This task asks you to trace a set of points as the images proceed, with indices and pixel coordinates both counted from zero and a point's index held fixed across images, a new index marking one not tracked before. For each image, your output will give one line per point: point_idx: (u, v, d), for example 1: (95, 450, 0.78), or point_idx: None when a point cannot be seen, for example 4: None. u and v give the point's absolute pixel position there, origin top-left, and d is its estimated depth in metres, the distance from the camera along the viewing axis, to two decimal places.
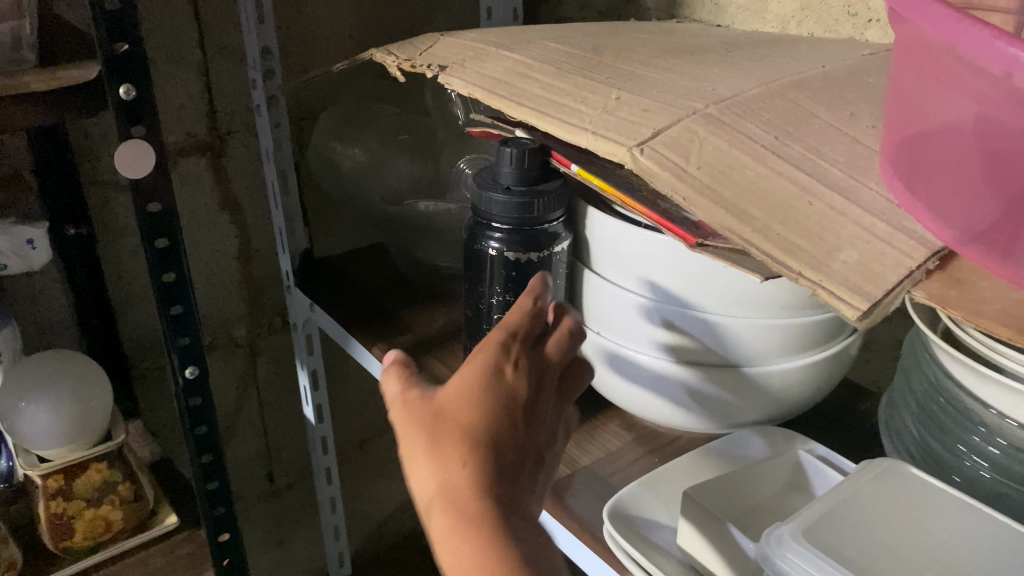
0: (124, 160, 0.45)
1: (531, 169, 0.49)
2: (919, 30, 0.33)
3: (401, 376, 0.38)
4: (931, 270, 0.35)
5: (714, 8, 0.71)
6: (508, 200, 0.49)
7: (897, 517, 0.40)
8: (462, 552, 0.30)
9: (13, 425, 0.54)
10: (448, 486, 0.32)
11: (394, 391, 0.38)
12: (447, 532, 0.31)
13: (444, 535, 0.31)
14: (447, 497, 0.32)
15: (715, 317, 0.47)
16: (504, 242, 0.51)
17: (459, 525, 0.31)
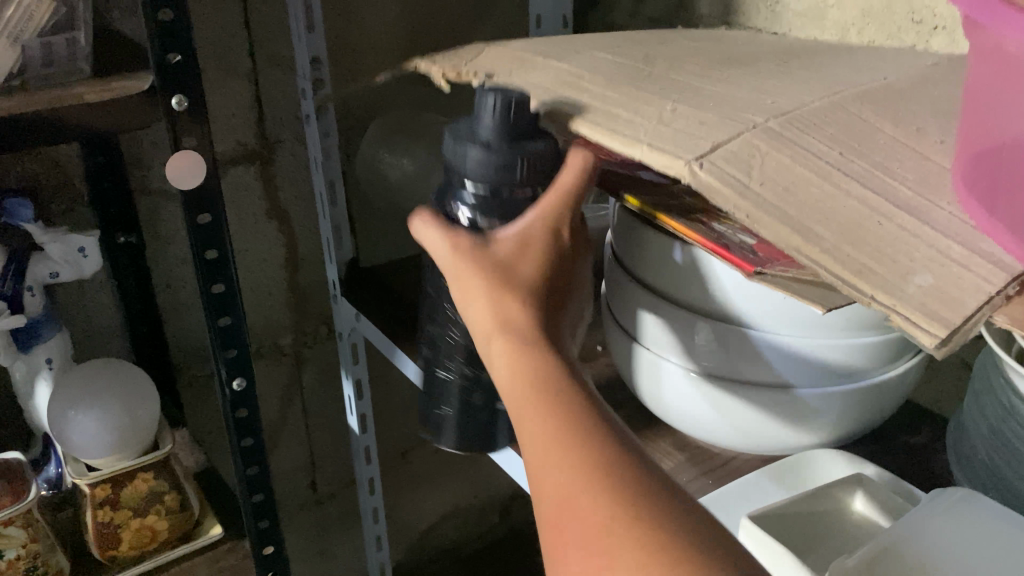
0: (177, 171, 0.45)
1: (511, 127, 0.45)
2: (999, 36, 0.31)
3: (437, 224, 0.44)
4: (1011, 295, 0.32)
5: (771, 15, 0.69)
6: (482, 168, 0.46)
7: (964, 550, 0.38)
8: (519, 360, 0.36)
9: (62, 432, 0.54)
10: (507, 321, 0.38)
11: (432, 235, 0.44)
12: (508, 361, 0.37)
13: (505, 362, 0.37)
14: (503, 317, 0.38)
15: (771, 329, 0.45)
16: (476, 206, 0.46)
17: (520, 360, 0.36)
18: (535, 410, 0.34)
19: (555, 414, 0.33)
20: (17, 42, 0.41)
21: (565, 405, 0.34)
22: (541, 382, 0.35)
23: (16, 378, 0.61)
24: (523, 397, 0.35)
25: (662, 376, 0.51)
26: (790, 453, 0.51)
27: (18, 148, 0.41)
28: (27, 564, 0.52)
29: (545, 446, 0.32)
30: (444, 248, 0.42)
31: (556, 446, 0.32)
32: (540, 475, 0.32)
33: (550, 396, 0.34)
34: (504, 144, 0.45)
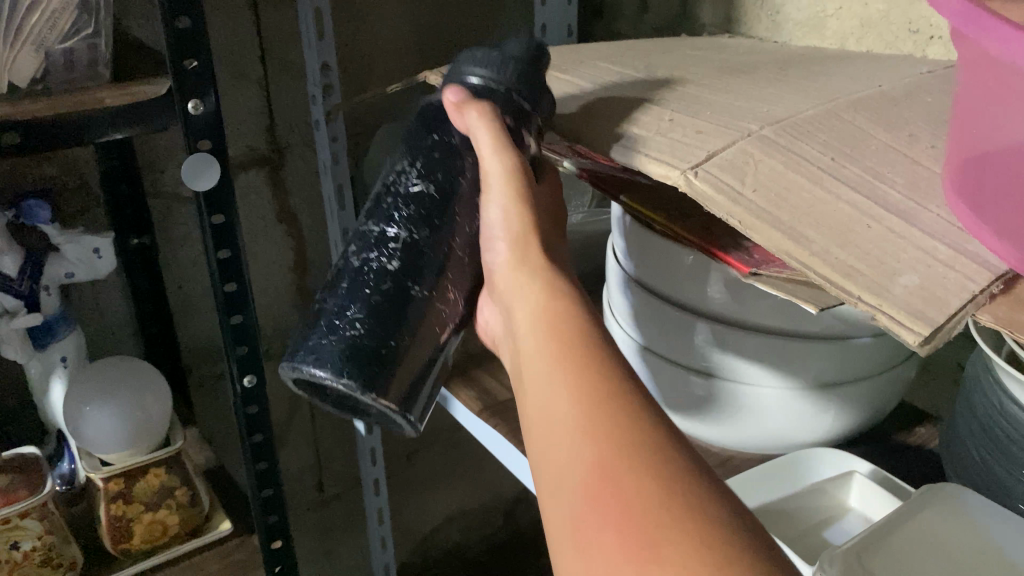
0: (192, 173, 0.47)
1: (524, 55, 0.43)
2: (983, 50, 0.32)
3: (502, 118, 0.41)
4: (996, 294, 0.34)
5: (772, 25, 0.71)
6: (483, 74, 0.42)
7: (953, 544, 0.39)
8: (559, 325, 0.35)
9: (77, 428, 0.56)
10: (545, 266, 0.39)
11: (487, 131, 0.40)
12: (542, 324, 0.36)
13: (541, 320, 0.36)
14: (537, 261, 0.39)
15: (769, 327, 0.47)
16: (476, 92, 0.41)
17: (559, 322, 0.35)
18: (574, 377, 0.32)
19: (597, 385, 0.32)
20: (41, 50, 0.43)
21: (611, 376, 0.32)
22: (584, 350, 0.34)
23: (33, 376, 0.62)
24: (561, 359, 0.33)
25: (662, 375, 0.53)
26: (784, 450, 0.53)
27: (56, 150, 0.45)
28: (41, 556, 0.54)
29: (584, 419, 0.31)
30: (500, 146, 0.40)
31: (601, 417, 0.30)
32: (571, 449, 0.30)
33: (595, 364, 0.33)
34: (514, 64, 0.42)
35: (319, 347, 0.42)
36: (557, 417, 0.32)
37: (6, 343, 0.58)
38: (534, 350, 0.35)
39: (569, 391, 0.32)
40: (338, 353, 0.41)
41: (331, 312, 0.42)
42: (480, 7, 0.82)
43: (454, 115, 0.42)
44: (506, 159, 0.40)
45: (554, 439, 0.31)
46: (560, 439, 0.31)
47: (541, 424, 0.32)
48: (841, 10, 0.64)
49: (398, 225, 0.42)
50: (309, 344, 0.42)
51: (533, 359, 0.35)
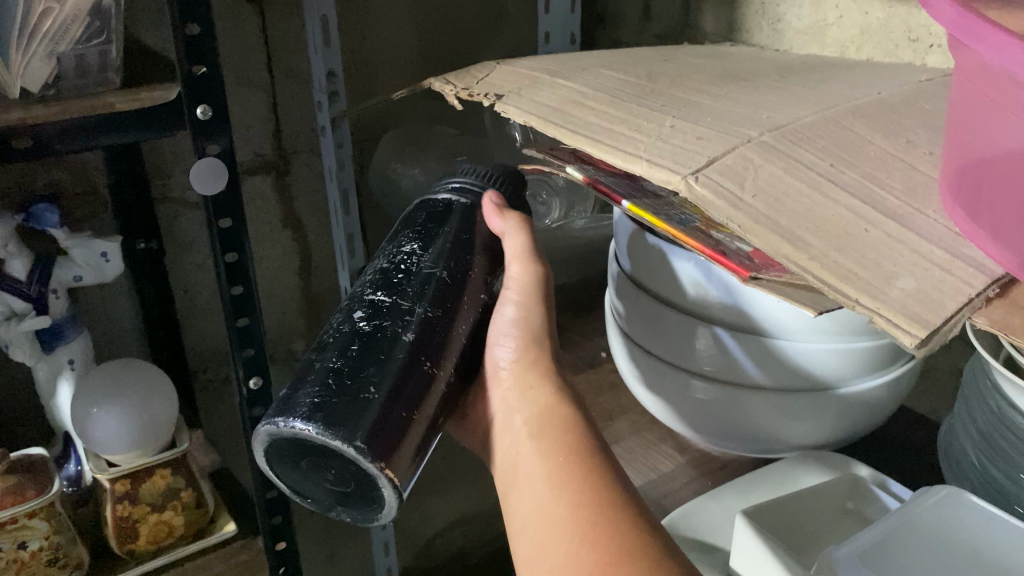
0: (200, 177, 0.48)
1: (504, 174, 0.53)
2: (979, 58, 0.33)
3: (531, 230, 0.49)
4: (992, 297, 0.34)
5: (773, 33, 0.71)
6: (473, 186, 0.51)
7: (949, 548, 0.39)
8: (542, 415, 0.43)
9: (85, 429, 0.56)
10: (548, 378, 0.45)
11: (516, 245, 0.48)
12: (548, 437, 0.41)
13: (545, 436, 0.41)
14: (544, 371, 0.45)
15: (766, 332, 0.47)
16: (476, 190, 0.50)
17: (561, 438, 0.41)
18: (576, 490, 0.38)
19: (594, 498, 0.37)
20: (54, 54, 0.44)
21: (607, 492, 0.37)
22: (585, 466, 0.39)
23: (40, 378, 0.62)
24: (565, 474, 0.39)
25: (664, 379, 0.53)
26: (785, 454, 0.53)
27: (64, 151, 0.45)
28: (48, 556, 0.54)
29: (583, 527, 0.36)
30: (524, 257, 0.48)
31: (597, 528, 0.35)
32: (569, 554, 0.35)
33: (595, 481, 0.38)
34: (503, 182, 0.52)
35: (310, 401, 0.38)
36: (558, 525, 0.37)
37: (15, 346, 0.59)
38: (538, 461, 0.40)
39: (569, 503, 0.37)
40: (332, 407, 0.38)
41: (326, 371, 0.40)
42: (484, 16, 0.83)
43: (491, 212, 0.49)
44: (526, 249, 0.48)
45: (553, 543, 0.36)
46: (559, 545, 0.36)
47: (541, 530, 0.37)
48: (842, 18, 0.65)
49: (402, 298, 0.43)
50: (300, 403, 0.39)
51: (537, 469, 0.40)
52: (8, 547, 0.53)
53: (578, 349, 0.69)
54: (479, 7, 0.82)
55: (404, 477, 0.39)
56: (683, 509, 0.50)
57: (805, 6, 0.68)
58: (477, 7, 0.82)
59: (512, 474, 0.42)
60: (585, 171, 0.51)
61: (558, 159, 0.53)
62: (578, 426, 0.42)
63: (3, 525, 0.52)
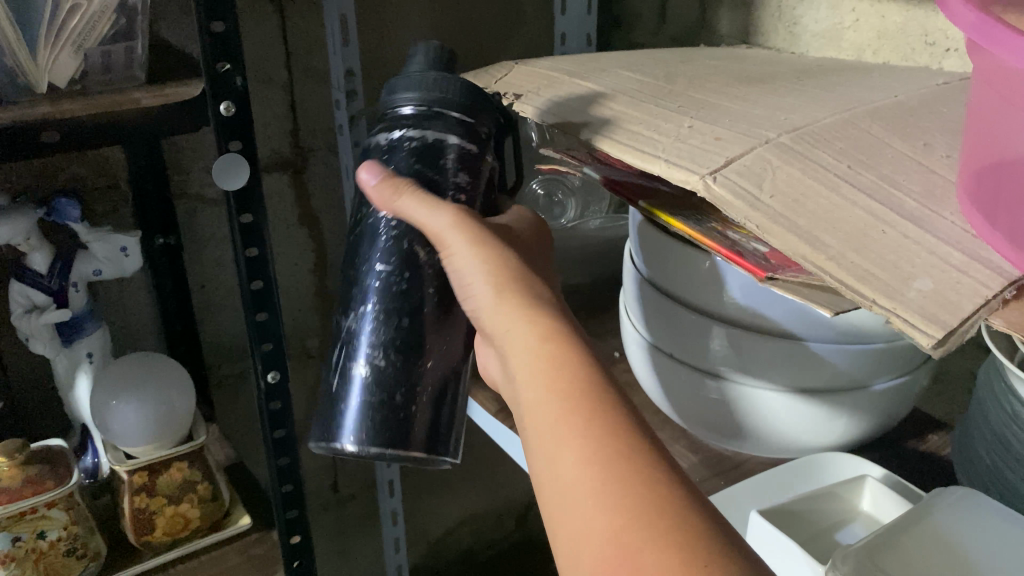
0: (224, 173, 0.49)
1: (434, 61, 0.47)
2: (998, 61, 0.33)
3: (412, 187, 0.43)
4: (1008, 299, 0.34)
5: (789, 36, 0.72)
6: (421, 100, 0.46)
7: (963, 547, 0.39)
8: (536, 356, 0.36)
9: (103, 421, 0.57)
10: (536, 306, 0.37)
11: (414, 210, 0.42)
12: (549, 383, 0.35)
13: (539, 378, 0.35)
14: (526, 304, 0.37)
15: (768, 330, 0.48)
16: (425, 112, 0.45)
17: (562, 378, 0.35)
18: (587, 434, 0.32)
19: (605, 450, 0.32)
20: (81, 50, 0.44)
21: (622, 436, 0.32)
22: (599, 407, 0.33)
23: (59, 372, 0.62)
24: (566, 418, 0.33)
25: (679, 378, 0.53)
26: (799, 455, 0.54)
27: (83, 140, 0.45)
28: (67, 545, 0.55)
29: (603, 480, 0.31)
30: (431, 206, 0.41)
31: (613, 486, 0.31)
32: (589, 508, 0.31)
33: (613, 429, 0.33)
34: (446, 83, 0.46)
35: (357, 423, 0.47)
36: (565, 486, 0.32)
37: (35, 338, 0.59)
38: (540, 397, 0.35)
39: (579, 455, 0.32)
40: (381, 423, 0.47)
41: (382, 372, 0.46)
42: (501, 16, 0.84)
43: (369, 190, 0.44)
44: (428, 209, 0.42)
45: (566, 506, 0.31)
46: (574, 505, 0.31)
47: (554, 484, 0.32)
48: (858, 22, 0.65)
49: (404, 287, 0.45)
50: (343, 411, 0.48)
51: (540, 408, 0.34)
52: (27, 535, 0.53)
53: (592, 349, 0.69)
54: (497, 7, 0.83)
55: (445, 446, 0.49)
56: None
57: (821, 9, 0.68)
58: (495, 8, 0.83)
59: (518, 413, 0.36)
60: (600, 170, 0.53)
61: (573, 159, 0.54)
62: (582, 357, 0.35)
63: (22, 515, 0.53)
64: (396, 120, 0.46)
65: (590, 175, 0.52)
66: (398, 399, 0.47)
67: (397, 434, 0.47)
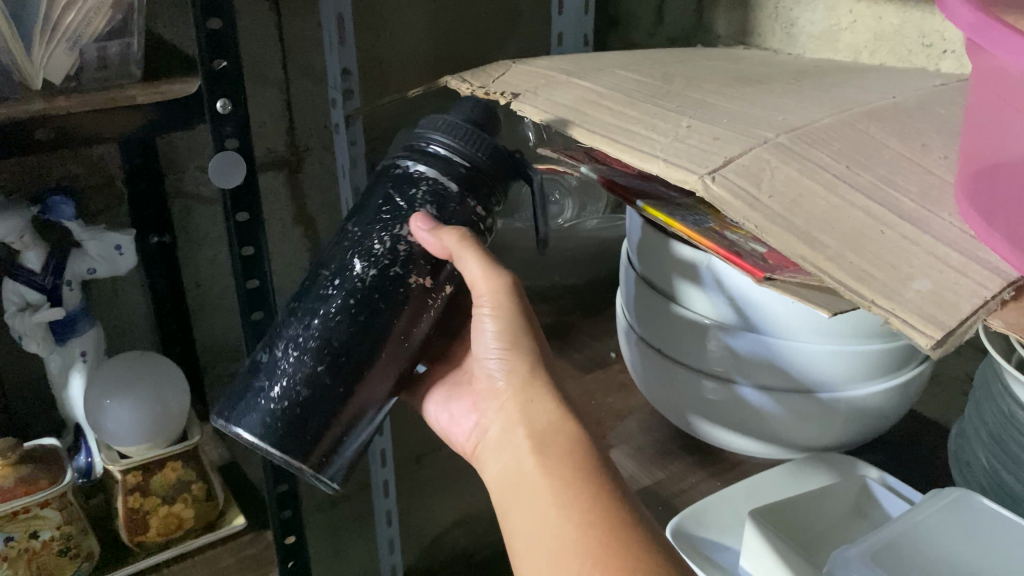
0: (220, 172, 0.49)
1: (479, 117, 0.52)
2: (999, 62, 0.33)
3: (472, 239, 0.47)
4: (1006, 300, 0.34)
5: (786, 38, 0.72)
6: (457, 152, 0.49)
7: (960, 552, 0.39)
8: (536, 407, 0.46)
9: (98, 421, 0.57)
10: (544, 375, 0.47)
11: (476, 266, 0.46)
12: (549, 455, 0.43)
13: (531, 434, 0.45)
14: (541, 385, 0.47)
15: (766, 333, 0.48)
16: (448, 165, 0.49)
17: (558, 445, 0.43)
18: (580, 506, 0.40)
19: (600, 514, 0.40)
20: (76, 46, 0.44)
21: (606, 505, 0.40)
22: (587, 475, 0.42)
23: (52, 370, 0.62)
24: (568, 491, 0.41)
25: (674, 378, 0.53)
26: (792, 457, 0.54)
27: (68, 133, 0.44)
28: (60, 545, 0.55)
29: (588, 547, 0.38)
30: (490, 275, 0.47)
31: (594, 553, 0.38)
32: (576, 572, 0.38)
33: (600, 494, 0.41)
34: (484, 146, 0.50)
35: (257, 410, 0.48)
36: (563, 542, 0.39)
37: (27, 337, 0.59)
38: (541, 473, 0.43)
39: (577, 520, 0.40)
40: (282, 429, 0.47)
41: (274, 408, 0.47)
42: (498, 16, 0.84)
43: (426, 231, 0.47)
44: (486, 268, 0.47)
45: (558, 560, 0.39)
46: (569, 562, 0.38)
47: (541, 533, 0.41)
48: (855, 23, 0.65)
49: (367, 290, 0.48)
50: (248, 404, 0.49)
51: (540, 481, 0.43)
52: (20, 535, 0.53)
53: (588, 350, 0.69)
54: (493, 8, 0.83)
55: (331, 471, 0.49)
56: (692, 508, 0.50)
57: (819, 11, 0.68)
58: (491, 8, 0.83)
59: (515, 477, 0.45)
60: (597, 170, 0.53)
61: (572, 159, 0.54)
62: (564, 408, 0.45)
63: (15, 514, 0.52)
64: (426, 159, 0.49)
65: (586, 173, 0.53)
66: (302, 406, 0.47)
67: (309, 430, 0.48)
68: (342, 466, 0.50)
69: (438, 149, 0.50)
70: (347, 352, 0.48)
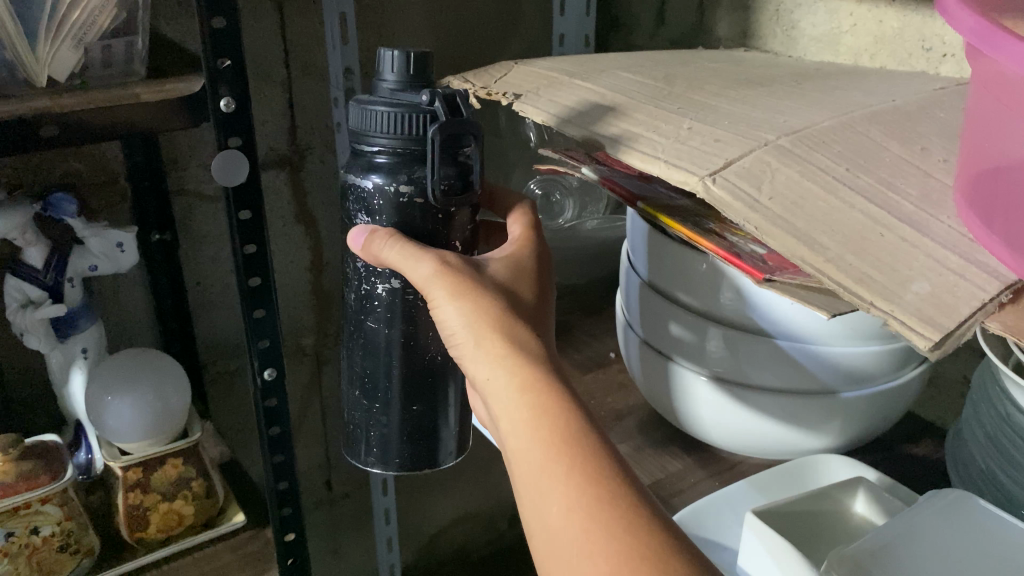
0: (223, 170, 0.49)
1: (404, 88, 0.45)
2: (998, 66, 0.33)
3: (392, 238, 0.43)
4: (1004, 303, 0.34)
5: (787, 40, 0.72)
6: (390, 142, 0.44)
7: (956, 554, 0.39)
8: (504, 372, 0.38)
9: (99, 417, 0.57)
10: (519, 337, 0.39)
11: (416, 269, 0.42)
12: (533, 432, 0.36)
13: (504, 401, 0.38)
14: (503, 343, 0.39)
15: (763, 331, 0.48)
16: (384, 157, 0.44)
17: (539, 419, 0.36)
18: (577, 492, 0.34)
19: (594, 494, 0.33)
20: (81, 44, 0.44)
21: (606, 489, 0.34)
22: (579, 455, 0.35)
23: (53, 367, 0.62)
24: (559, 476, 0.34)
25: (674, 376, 0.54)
26: (790, 457, 0.54)
27: (65, 138, 0.44)
28: (60, 541, 0.55)
29: (591, 544, 0.32)
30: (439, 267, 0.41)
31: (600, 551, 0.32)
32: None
33: (589, 469, 0.34)
34: (409, 123, 0.43)
35: (371, 448, 0.52)
36: (554, 534, 0.33)
37: (29, 332, 0.59)
38: (526, 454, 0.36)
39: (565, 502, 0.33)
40: (400, 452, 0.51)
41: (385, 438, 0.51)
42: (499, 16, 0.84)
43: (361, 247, 0.45)
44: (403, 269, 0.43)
45: (555, 551, 0.33)
46: (565, 556, 0.33)
47: (537, 523, 0.34)
48: (856, 26, 0.65)
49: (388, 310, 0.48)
50: (361, 435, 0.52)
51: (528, 464, 0.35)
52: (20, 531, 0.53)
53: (588, 350, 0.70)
54: (495, 8, 0.83)
55: (446, 457, 0.53)
56: (693, 505, 0.50)
57: (820, 13, 0.68)
58: (493, 9, 0.83)
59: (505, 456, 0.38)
60: (598, 171, 0.53)
61: (574, 159, 0.54)
62: (541, 369, 0.38)
63: (15, 510, 0.53)
64: (366, 161, 0.45)
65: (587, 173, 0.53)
66: (403, 421, 0.51)
67: (418, 444, 0.51)
68: (456, 447, 0.53)
69: (369, 148, 0.45)
70: (408, 365, 0.49)
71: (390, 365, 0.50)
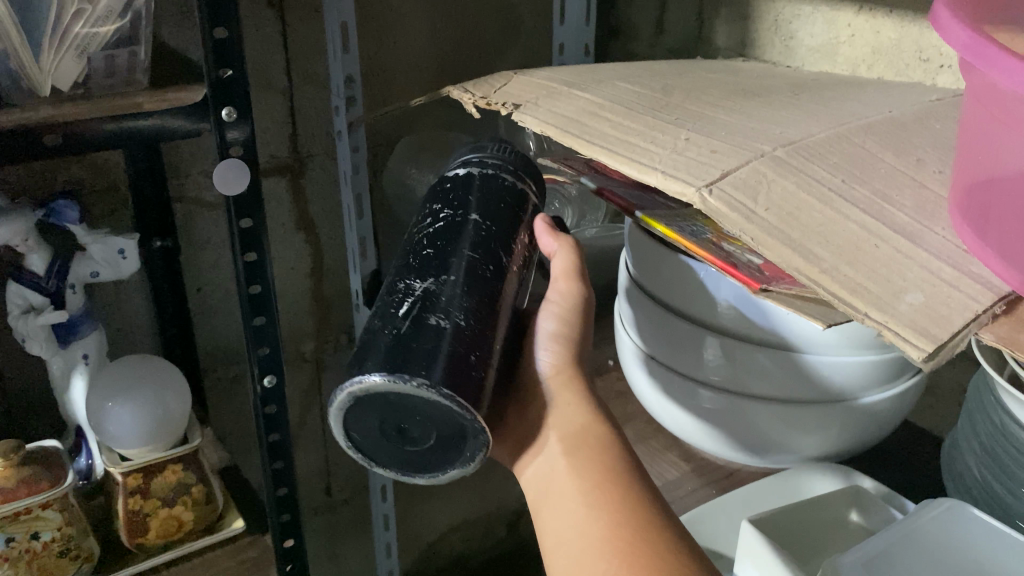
0: (225, 178, 0.49)
1: (516, 159, 0.52)
2: (991, 80, 0.33)
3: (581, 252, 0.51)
4: (998, 314, 0.35)
5: (785, 50, 0.72)
6: (502, 155, 0.51)
7: (950, 562, 0.40)
8: (573, 413, 0.45)
9: (100, 423, 0.57)
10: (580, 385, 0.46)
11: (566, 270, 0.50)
12: (590, 462, 0.42)
13: (567, 431, 0.44)
14: (582, 392, 0.46)
15: (761, 340, 0.48)
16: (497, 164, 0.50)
17: (598, 454, 0.43)
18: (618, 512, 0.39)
19: (634, 520, 0.39)
20: (84, 54, 0.44)
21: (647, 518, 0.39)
22: (624, 488, 0.41)
23: (54, 372, 0.62)
24: (605, 498, 0.40)
25: (670, 385, 0.54)
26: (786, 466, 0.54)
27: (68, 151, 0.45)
28: (60, 547, 0.55)
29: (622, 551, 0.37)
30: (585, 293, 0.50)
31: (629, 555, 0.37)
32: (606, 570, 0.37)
33: (633, 502, 0.40)
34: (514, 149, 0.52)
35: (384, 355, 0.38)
36: (592, 542, 0.39)
37: (31, 339, 0.59)
38: (579, 479, 0.42)
39: (607, 521, 0.39)
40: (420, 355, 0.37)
41: (429, 346, 0.38)
42: (500, 25, 0.84)
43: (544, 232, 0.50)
44: (573, 274, 0.50)
45: (587, 556, 0.38)
46: (597, 558, 0.38)
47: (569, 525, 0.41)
48: (853, 37, 0.66)
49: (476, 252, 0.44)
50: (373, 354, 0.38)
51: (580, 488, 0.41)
52: (20, 536, 0.53)
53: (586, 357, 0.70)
54: (496, 17, 0.83)
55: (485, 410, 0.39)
56: (691, 514, 0.51)
57: (818, 23, 0.69)
58: (494, 18, 0.83)
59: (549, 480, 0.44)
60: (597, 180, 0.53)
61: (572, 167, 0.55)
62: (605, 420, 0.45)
63: (16, 515, 0.53)
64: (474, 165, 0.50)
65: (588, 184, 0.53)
66: (449, 335, 0.39)
67: (461, 364, 0.38)
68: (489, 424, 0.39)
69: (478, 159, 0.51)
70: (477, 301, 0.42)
71: (470, 292, 0.42)
